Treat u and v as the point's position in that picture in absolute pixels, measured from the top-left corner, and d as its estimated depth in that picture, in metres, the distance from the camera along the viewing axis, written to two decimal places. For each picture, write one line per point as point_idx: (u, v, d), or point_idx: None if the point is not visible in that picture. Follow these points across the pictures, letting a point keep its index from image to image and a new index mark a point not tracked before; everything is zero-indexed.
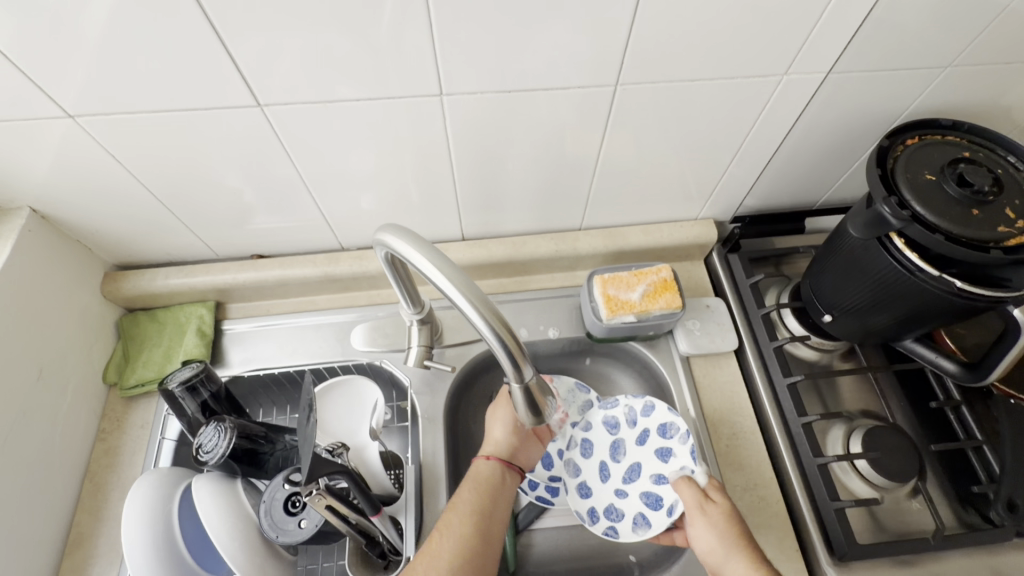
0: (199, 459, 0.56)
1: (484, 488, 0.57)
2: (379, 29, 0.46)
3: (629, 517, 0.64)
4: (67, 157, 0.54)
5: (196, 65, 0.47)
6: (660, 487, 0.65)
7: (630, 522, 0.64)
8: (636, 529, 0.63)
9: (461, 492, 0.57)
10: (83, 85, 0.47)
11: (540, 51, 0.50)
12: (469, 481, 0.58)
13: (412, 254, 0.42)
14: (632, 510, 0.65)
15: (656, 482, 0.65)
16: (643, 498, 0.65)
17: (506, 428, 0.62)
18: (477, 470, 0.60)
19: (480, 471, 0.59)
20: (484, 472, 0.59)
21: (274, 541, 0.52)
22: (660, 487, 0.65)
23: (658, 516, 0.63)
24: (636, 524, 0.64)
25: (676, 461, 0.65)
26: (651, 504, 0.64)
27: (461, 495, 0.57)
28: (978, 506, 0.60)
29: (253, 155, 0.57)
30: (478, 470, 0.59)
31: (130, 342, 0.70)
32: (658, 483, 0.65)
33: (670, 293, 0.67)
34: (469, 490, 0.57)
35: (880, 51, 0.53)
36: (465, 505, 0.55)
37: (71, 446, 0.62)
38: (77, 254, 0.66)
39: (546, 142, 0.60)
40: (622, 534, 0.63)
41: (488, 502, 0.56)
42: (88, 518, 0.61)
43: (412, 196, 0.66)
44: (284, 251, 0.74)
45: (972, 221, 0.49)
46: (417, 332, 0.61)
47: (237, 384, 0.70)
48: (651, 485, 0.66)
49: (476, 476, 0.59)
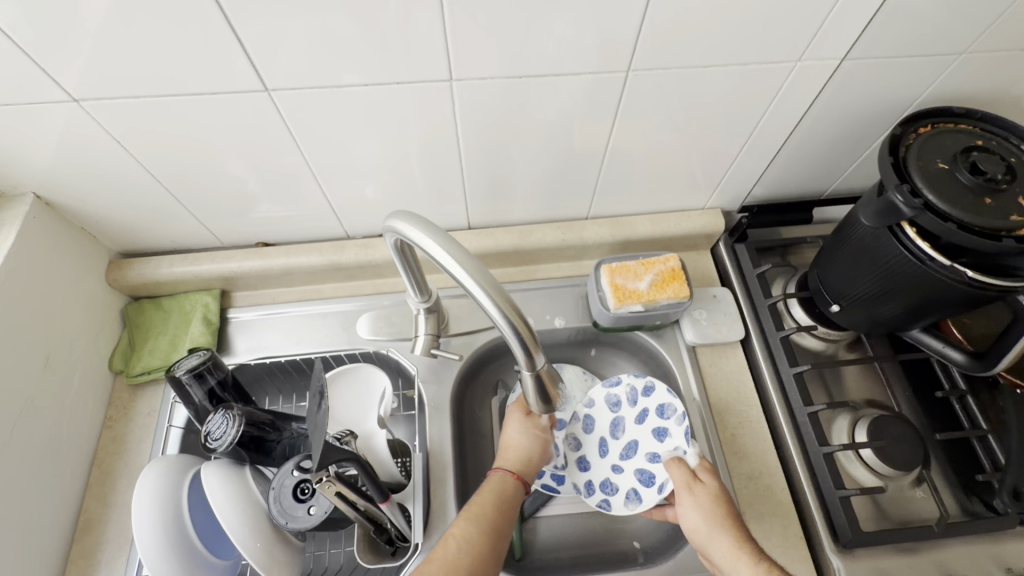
0: (208, 447, 0.56)
1: (508, 506, 0.57)
2: (388, 14, 0.45)
3: (622, 492, 0.65)
4: (71, 139, 0.53)
5: (204, 49, 0.46)
6: (654, 465, 0.65)
7: (622, 497, 0.64)
8: (627, 504, 0.64)
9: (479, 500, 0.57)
10: (89, 66, 0.47)
11: (552, 36, 0.49)
12: (486, 490, 0.58)
13: (425, 241, 0.42)
14: (625, 485, 0.65)
15: (650, 460, 0.66)
16: (637, 475, 0.65)
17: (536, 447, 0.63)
18: (502, 482, 0.59)
19: (504, 486, 0.59)
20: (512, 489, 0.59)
21: (284, 527, 0.53)
22: (655, 464, 0.65)
23: (650, 492, 0.63)
24: (629, 498, 0.64)
25: (671, 442, 0.65)
26: (644, 481, 0.64)
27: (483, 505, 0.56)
28: (981, 495, 0.61)
29: (257, 140, 0.57)
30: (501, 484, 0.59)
31: (135, 330, 0.70)
32: (652, 461, 0.65)
33: (678, 282, 0.66)
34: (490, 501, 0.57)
35: (894, 37, 0.53)
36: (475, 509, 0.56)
37: (79, 434, 0.62)
38: (81, 241, 0.65)
39: (554, 129, 0.60)
40: (614, 507, 0.64)
41: (499, 513, 0.56)
42: (97, 505, 0.61)
43: (418, 183, 0.66)
44: (289, 239, 0.74)
45: (983, 210, 0.49)
46: (423, 321, 0.62)
47: (243, 373, 0.70)
48: (645, 463, 0.66)
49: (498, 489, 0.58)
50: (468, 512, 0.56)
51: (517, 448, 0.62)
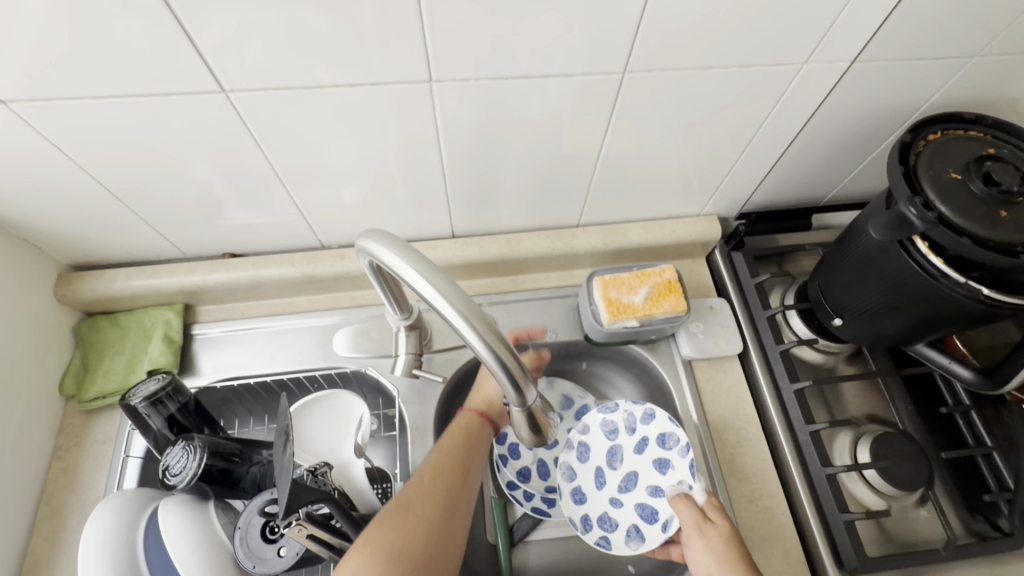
0: (166, 483, 0.52)
1: (478, 443, 0.56)
2: (359, 6, 0.41)
3: (622, 528, 0.61)
4: (6, 148, 0.48)
5: (152, 49, 0.41)
6: (656, 499, 0.62)
7: (622, 534, 0.61)
8: (629, 542, 0.60)
9: (447, 439, 0.55)
10: (17, 67, 0.41)
11: (540, 37, 0.45)
12: (452, 430, 0.56)
13: (401, 267, 0.37)
14: (626, 521, 0.62)
15: (651, 494, 0.62)
16: (638, 509, 0.62)
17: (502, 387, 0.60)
18: (469, 423, 0.57)
19: (471, 425, 0.57)
20: (480, 427, 0.57)
21: (251, 572, 0.49)
22: (656, 499, 0.62)
23: (653, 530, 0.60)
24: (629, 537, 0.61)
25: (674, 475, 0.62)
26: (646, 517, 0.61)
27: (452, 442, 0.54)
28: (986, 514, 0.59)
29: (219, 145, 0.52)
30: (467, 422, 0.57)
31: (89, 349, 0.64)
32: (654, 495, 0.62)
33: (675, 296, 0.63)
34: (459, 438, 0.55)
35: (906, 39, 0.49)
36: (443, 445, 0.54)
37: (25, 465, 0.57)
38: (25, 255, 0.59)
39: (542, 134, 0.56)
40: (614, 545, 0.60)
41: (466, 445, 0.54)
42: (45, 544, 0.56)
43: (397, 189, 0.61)
44: (258, 249, 0.68)
45: (999, 223, 0.46)
46: (404, 339, 0.58)
47: (208, 394, 0.65)
48: (646, 496, 0.63)
49: (464, 428, 0.56)
50: (437, 449, 0.54)
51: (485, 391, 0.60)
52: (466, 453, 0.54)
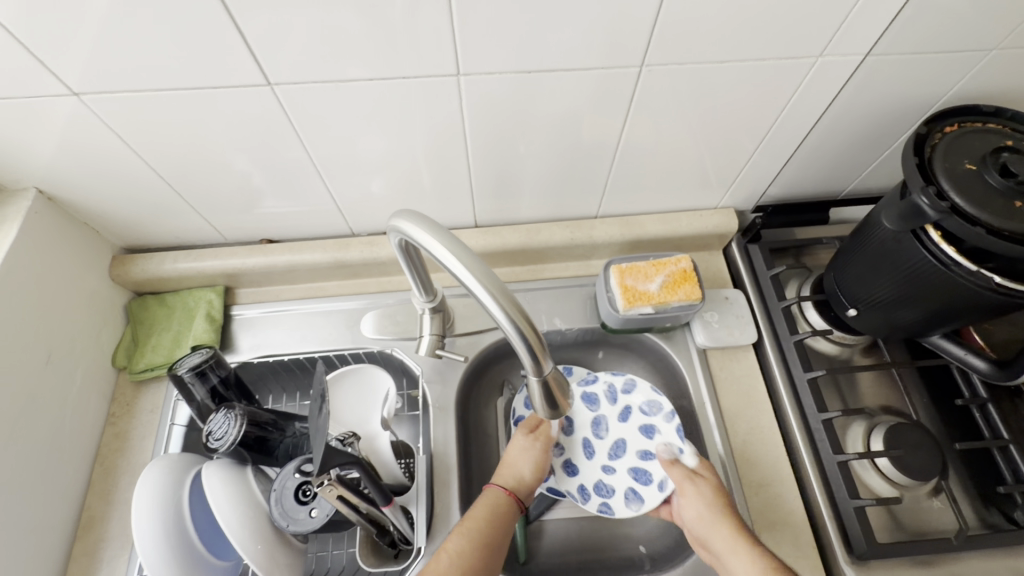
0: (210, 446, 0.56)
1: (502, 524, 0.56)
2: (392, 7, 0.44)
3: (619, 492, 0.64)
4: (73, 141, 0.53)
5: (204, 44, 0.45)
6: (647, 462, 0.66)
7: (620, 497, 0.64)
8: (628, 503, 0.64)
9: (472, 517, 0.56)
10: (88, 61, 0.46)
11: (559, 36, 0.48)
12: (480, 506, 0.57)
13: (429, 242, 0.41)
14: (621, 485, 0.65)
15: (642, 457, 0.66)
16: (632, 473, 0.65)
17: (532, 466, 0.61)
18: (495, 500, 0.58)
19: (496, 503, 0.57)
20: (505, 507, 0.57)
21: (285, 530, 0.53)
22: (648, 462, 0.66)
23: (649, 491, 0.64)
24: (628, 499, 0.64)
25: (662, 439, 0.66)
26: (640, 480, 0.65)
27: (477, 520, 0.55)
28: (1000, 506, 0.59)
29: (260, 137, 0.56)
30: (495, 498, 0.58)
31: (139, 326, 0.69)
32: (644, 458, 0.66)
33: (690, 284, 0.65)
34: (483, 518, 0.56)
35: (924, 31, 0.50)
36: (468, 523, 0.55)
37: (83, 428, 0.62)
38: (85, 237, 0.65)
39: (562, 127, 0.58)
40: (615, 509, 0.63)
41: (490, 527, 0.55)
42: (99, 501, 0.61)
43: (424, 179, 0.64)
44: (294, 236, 0.73)
45: (1015, 214, 0.46)
46: (428, 321, 0.60)
47: (246, 370, 0.69)
48: (638, 461, 0.66)
49: (491, 503, 0.57)
50: (461, 528, 0.55)
51: (513, 466, 0.61)
52: (487, 535, 0.54)
